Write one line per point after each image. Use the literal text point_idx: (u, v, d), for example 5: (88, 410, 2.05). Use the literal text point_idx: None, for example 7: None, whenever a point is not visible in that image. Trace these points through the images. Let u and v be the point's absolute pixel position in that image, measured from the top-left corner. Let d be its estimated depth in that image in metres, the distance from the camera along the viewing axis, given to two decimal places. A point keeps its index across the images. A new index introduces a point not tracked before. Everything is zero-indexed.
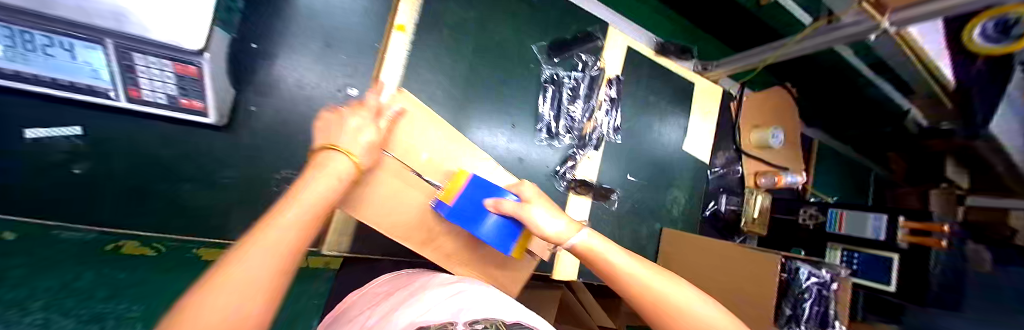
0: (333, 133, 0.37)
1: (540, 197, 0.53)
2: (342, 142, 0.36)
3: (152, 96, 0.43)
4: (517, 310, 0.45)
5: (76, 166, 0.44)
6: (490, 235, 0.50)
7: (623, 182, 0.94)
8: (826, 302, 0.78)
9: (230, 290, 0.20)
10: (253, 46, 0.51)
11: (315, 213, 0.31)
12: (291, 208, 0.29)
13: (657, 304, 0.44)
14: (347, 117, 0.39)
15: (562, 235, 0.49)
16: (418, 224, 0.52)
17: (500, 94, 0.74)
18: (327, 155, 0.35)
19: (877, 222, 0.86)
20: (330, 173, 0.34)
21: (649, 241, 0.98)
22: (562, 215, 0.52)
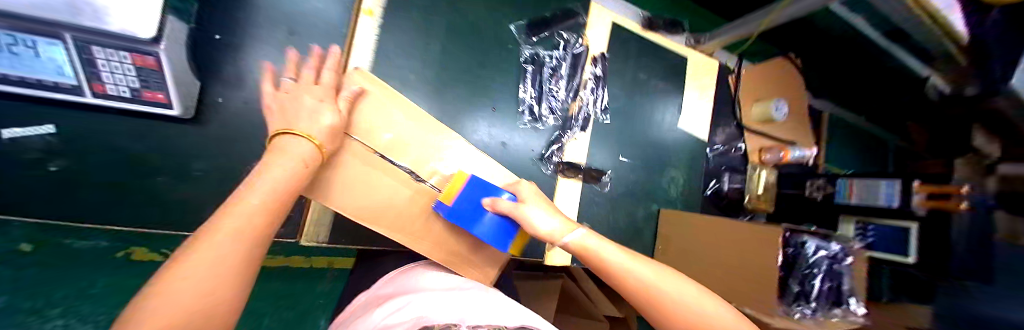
0: (291, 117, 0.36)
1: (538, 196, 0.49)
2: (299, 126, 0.35)
3: (116, 91, 0.44)
4: (523, 317, 0.40)
5: (51, 164, 0.44)
6: (488, 237, 0.47)
7: (615, 163, 0.90)
8: (838, 276, 0.73)
9: (199, 275, 0.21)
10: (217, 37, 0.52)
11: (280, 196, 0.30)
12: (252, 192, 0.28)
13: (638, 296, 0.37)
14: (302, 96, 0.38)
15: (556, 234, 0.43)
16: (387, 208, 0.49)
17: (477, 77, 0.73)
18: (284, 139, 0.34)
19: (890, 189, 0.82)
20: (291, 156, 0.33)
21: (647, 224, 0.95)
22: (558, 213, 0.46)
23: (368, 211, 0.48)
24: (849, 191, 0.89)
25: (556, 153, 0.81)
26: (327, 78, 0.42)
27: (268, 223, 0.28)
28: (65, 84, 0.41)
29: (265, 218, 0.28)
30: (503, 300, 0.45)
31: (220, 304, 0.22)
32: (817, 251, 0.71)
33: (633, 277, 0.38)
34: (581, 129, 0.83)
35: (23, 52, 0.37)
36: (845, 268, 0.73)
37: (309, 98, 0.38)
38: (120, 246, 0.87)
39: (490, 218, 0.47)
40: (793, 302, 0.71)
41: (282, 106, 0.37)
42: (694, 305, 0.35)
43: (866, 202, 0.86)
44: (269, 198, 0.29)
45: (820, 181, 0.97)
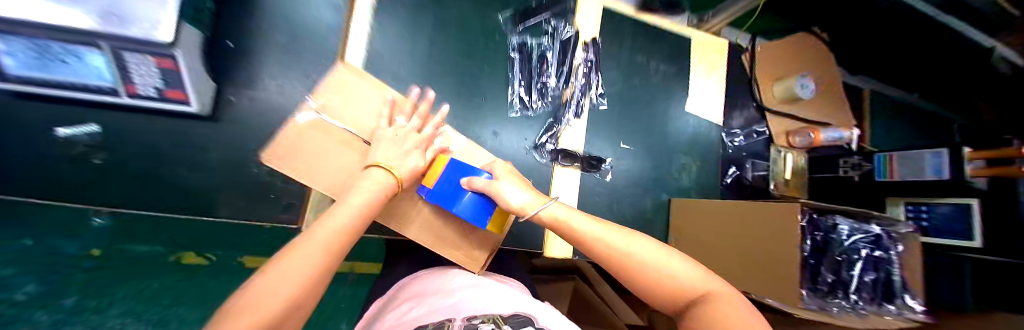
0: (388, 153, 0.41)
1: (511, 173, 0.49)
2: (385, 160, 0.40)
3: (145, 90, 0.51)
4: (524, 304, 0.41)
5: (95, 157, 0.52)
6: (467, 214, 0.46)
7: (617, 151, 0.87)
8: (881, 265, 0.63)
9: (281, 285, 0.23)
10: (230, 44, 0.59)
11: (362, 217, 0.34)
12: (343, 210, 0.33)
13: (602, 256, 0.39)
14: (404, 140, 0.43)
15: (528, 207, 0.43)
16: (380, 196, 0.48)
17: (466, 68, 0.75)
18: (373, 171, 0.39)
19: (937, 160, 0.73)
20: (374, 184, 0.37)
21: (656, 214, 0.89)
22: (531, 189, 0.46)
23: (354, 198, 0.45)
24: (889, 166, 0.83)
25: (550, 141, 0.79)
26: (427, 130, 0.46)
27: (345, 243, 0.31)
28: (104, 86, 0.49)
29: (343, 237, 0.31)
30: (509, 294, 0.46)
31: (292, 315, 0.25)
32: (852, 234, 0.62)
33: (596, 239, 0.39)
34: (576, 116, 0.81)
35: (74, 60, 0.44)
36: (891, 257, 0.63)
37: (408, 144, 0.43)
38: (173, 252, 0.97)
39: (467, 197, 0.46)
40: (828, 295, 0.62)
41: (386, 140, 0.42)
42: (652, 259, 0.36)
43: (910, 176, 0.78)
44: (351, 219, 0.32)
45: (856, 158, 0.89)
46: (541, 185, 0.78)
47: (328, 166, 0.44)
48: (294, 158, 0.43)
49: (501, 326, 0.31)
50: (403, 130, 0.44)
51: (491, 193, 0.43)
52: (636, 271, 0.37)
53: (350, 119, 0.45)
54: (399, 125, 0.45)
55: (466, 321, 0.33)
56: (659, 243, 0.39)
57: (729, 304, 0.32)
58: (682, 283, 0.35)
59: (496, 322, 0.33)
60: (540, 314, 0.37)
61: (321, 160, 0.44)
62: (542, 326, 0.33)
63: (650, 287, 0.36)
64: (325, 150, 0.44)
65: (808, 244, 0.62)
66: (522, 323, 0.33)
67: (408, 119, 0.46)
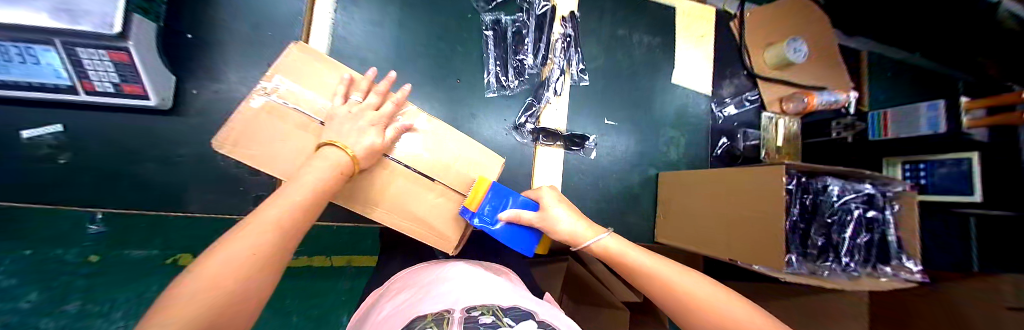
0: (343, 131, 0.40)
1: (559, 199, 0.46)
2: (342, 139, 0.38)
3: (102, 87, 0.49)
4: (514, 296, 0.43)
5: (59, 158, 0.52)
6: (508, 243, 0.46)
7: (601, 128, 0.84)
8: (875, 227, 0.61)
9: (229, 260, 0.22)
10: (189, 36, 0.59)
11: (316, 194, 0.33)
12: (291, 190, 0.31)
13: (655, 285, 0.37)
14: (359, 117, 0.41)
15: (578, 236, 0.43)
16: None
17: (436, 49, 0.73)
18: (326, 150, 0.37)
19: (933, 112, 0.74)
20: (327, 163, 0.36)
21: (644, 190, 0.88)
22: (582, 216, 0.45)
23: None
24: (884, 124, 0.84)
25: (530, 120, 0.77)
26: (386, 106, 0.44)
27: (299, 220, 0.30)
28: (60, 84, 0.47)
29: (297, 214, 0.30)
30: (504, 287, 0.47)
31: (254, 293, 0.24)
32: (843, 195, 0.60)
33: (649, 268, 0.38)
34: (556, 94, 0.78)
35: (27, 60, 0.43)
36: (886, 217, 0.61)
37: (363, 121, 0.41)
38: (169, 254, 0.95)
39: (507, 231, 0.45)
40: (818, 259, 0.59)
41: (340, 119, 0.41)
42: (712, 296, 0.34)
43: (904, 132, 0.79)
44: (303, 197, 0.31)
45: (850, 119, 0.89)
46: (522, 167, 0.77)
47: (287, 150, 0.42)
48: (249, 142, 0.41)
49: (501, 318, 0.32)
50: (359, 108, 0.42)
51: (544, 225, 0.43)
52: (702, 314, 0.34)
53: (307, 102, 0.44)
54: (355, 102, 0.43)
55: (466, 314, 0.34)
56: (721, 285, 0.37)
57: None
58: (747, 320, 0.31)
59: (496, 313, 0.35)
60: (536, 308, 0.40)
61: (279, 144, 0.42)
62: (539, 320, 0.35)
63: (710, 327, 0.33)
64: (281, 134, 0.42)
65: (795, 207, 0.60)
66: (520, 316, 0.35)
67: (365, 96, 0.44)
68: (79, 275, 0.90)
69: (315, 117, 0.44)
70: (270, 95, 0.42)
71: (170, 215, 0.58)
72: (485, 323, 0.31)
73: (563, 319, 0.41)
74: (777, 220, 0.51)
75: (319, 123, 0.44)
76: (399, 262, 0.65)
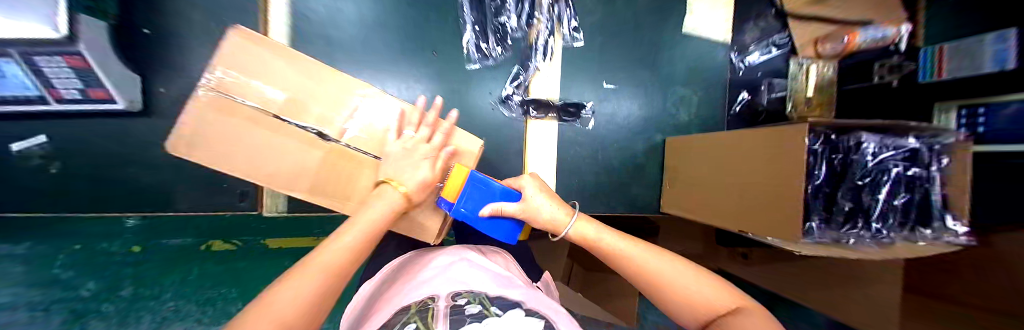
0: (398, 166, 0.40)
1: (540, 187, 0.42)
2: (398, 175, 0.39)
3: (70, 94, 0.49)
4: (502, 283, 0.41)
5: (54, 167, 0.55)
6: (493, 234, 0.42)
7: (600, 93, 0.76)
8: (917, 186, 0.52)
9: (288, 303, 0.22)
10: (146, 31, 0.56)
11: (370, 235, 0.33)
12: (348, 232, 0.32)
13: (624, 268, 0.35)
14: (414, 152, 0.40)
15: (557, 223, 0.39)
16: (301, 172, 0.41)
17: (406, 18, 0.65)
18: (383, 187, 0.39)
19: (1001, 44, 0.58)
20: (384, 204, 0.37)
21: (648, 158, 0.81)
22: (559, 201, 0.42)
23: (281, 179, 0.41)
24: (937, 63, 0.68)
25: (518, 92, 0.70)
26: (437, 138, 0.42)
27: (354, 263, 0.30)
28: (29, 95, 0.48)
29: (351, 256, 0.30)
30: (497, 274, 0.45)
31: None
32: (879, 153, 0.51)
33: (618, 252, 0.36)
34: (545, 58, 0.70)
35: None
36: (931, 174, 0.52)
37: (417, 154, 0.40)
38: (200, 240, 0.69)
39: (488, 224, 0.41)
40: (844, 226, 0.53)
41: (395, 155, 0.41)
42: (684, 281, 0.32)
43: (965, 70, 0.63)
44: (358, 238, 0.32)
45: (897, 59, 0.73)
46: (512, 142, 0.72)
47: (248, 152, 0.39)
48: (200, 145, 0.37)
49: (489, 308, 0.31)
50: (413, 142, 0.41)
51: (528, 216, 0.39)
52: (676, 291, 0.32)
53: (257, 94, 0.39)
54: (407, 137, 0.42)
55: (451, 303, 0.32)
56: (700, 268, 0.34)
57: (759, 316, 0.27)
58: (720, 301, 0.30)
59: (483, 302, 0.33)
60: (525, 298, 0.37)
61: (237, 146, 0.39)
62: (527, 308, 0.34)
63: (681, 306, 0.31)
64: (236, 134, 0.38)
65: (820, 171, 0.52)
66: (508, 305, 0.33)
67: (417, 130, 0.43)
68: (126, 264, 0.66)
69: (305, 125, 0.41)
70: (217, 92, 0.37)
71: (181, 215, 0.64)
72: (471, 315, 0.29)
73: (552, 308, 0.38)
74: (787, 188, 0.45)
75: (306, 130, 0.41)
76: (392, 248, 0.66)
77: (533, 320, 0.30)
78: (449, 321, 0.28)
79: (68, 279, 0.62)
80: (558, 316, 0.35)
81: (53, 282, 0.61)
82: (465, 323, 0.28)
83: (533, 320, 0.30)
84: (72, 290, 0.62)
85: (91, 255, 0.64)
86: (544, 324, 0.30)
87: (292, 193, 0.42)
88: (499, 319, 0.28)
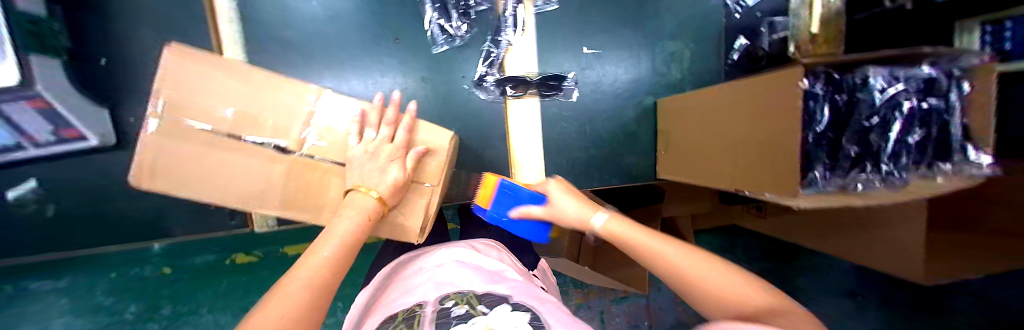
0: (365, 171, 0.39)
1: (563, 188, 0.40)
2: (366, 181, 0.39)
3: (45, 137, 0.51)
4: (492, 278, 0.40)
5: (49, 208, 0.57)
6: (526, 236, 0.42)
7: (581, 60, 0.71)
8: (933, 118, 0.47)
9: (264, 323, 0.23)
10: (103, 60, 0.54)
11: (348, 246, 0.33)
12: (324, 246, 0.32)
13: (657, 266, 0.31)
14: (378, 153, 0.40)
15: (584, 220, 0.37)
16: (269, 189, 0.41)
17: (359, 9, 0.62)
18: (354, 195, 0.38)
19: None
20: (354, 211, 0.36)
21: (640, 124, 0.77)
22: (584, 198, 0.39)
23: (252, 198, 0.41)
24: None
25: (491, 72, 0.66)
26: (399, 136, 0.42)
27: (332, 277, 0.31)
28: (9, 143, 0.50)
29: (328, 271, 0.30)
30: (489, 268, 0.44)
31: None
32: (890, 87, 0.45)
33: (654, 252, 0.32)
34: (517, 31, 0.65)
35: None
36: (950, 102, 0.46)
37: (383, 157, 0.40)
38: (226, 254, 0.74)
39: (519, 226, 0.41)
40: (850, 171, 0.48)
41: (358, 160, 0.40)
42: (721, 283, 0.28)
43: None
44: (335, 251, 0.32)
45: None
46: (494, 126, 0.70)
47: (213, 175, 0.39)
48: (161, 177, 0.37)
49: (474, 308, 0.30)
50: (374, 144, 0.40)
51: (555, 218, 0.39)
52: (690, 279, 0.29)
53: (205, 114, 0.37)
54: (369, 139, 0.41)
55: (438, 306, 0.32)
56: (744, 272, 0.29)
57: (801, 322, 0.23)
58: (734, 290, 0.27)
59: (470, 302, 0.32)
60: (515, 291, 0.36)
61: (201, 171, 0.38)
62: (515, 302, 0.33)
63: (700, 299, 0.29)
64: (193, 159, 0.37)
65: (819, 117, 0.47)
66: (496, 301, 0.33)
67: (379, 130, 0.42)
68: (162, 284, 0.71)
69: (261, 139, 0.40)
70: (164, 115, 0.35)
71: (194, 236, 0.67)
72: (458, 316, 0.29)
73: (542, 296, 0.38)
74: (784, 143, 0.41)
75: (265, 147, 0.40)
76: (390, 248, 0.67)
77: (520, 315, 0.30)
78: (433, 326, 0.28)
79: (111, 305, 0.68)
80: (547, 306, 0.34)
81: (98, 309, 0.67)
82: (450, 326, 0.28)
83: (520, 314, 0.30)
84: (117, 314, 0.67)
85: (129, 280, 0.69)
86: (531, 317, 0.30)
87: (264, 210, 0.42)
88: (484, 319, 0.28)
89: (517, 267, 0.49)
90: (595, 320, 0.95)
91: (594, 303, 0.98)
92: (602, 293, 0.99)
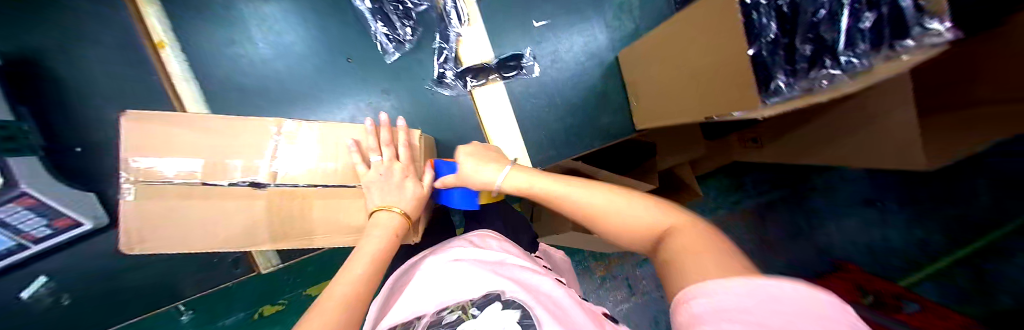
0: (383, 194, 0.43)
1: (472, 152, 0.43)
2: (388, 201, 0.43)
3: (40, 232, 0.52)
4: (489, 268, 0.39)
5: (62, 299, 0.60)
6: (461, 204, 0.49)
7: (533, 35, 0.71)
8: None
9: None
10: (78, 148, 0.56)
11: (377, 262, 0.37)
12: (356, 265, 0.36)
13: (579, 215, 0.33)
14: (390, 174, 0.43)
15: (486, 179, 0.39)
16: (255, 227, 0.43)
17: (304, 38, 0.63)
18: (380, 215, 0.42)
19: None
20: (382, 229, 0.41)
21: (608, 83, 0.77)
22: (495, 159, 0.41)
23: (241, 239, 0.43)
24: None
25: (448, 67, 0.67)
26: (403, 153, 0.45)
27: (365, 290, 0.34)
28: (10, 246, 0.51)
29: (360, 288, 0.34)
30: (487, 262, 0.42)
31: None
32: None
33: (571, 201, 0.33)
34: (464, 21, 0.66)
35: None
36: None
37: (396, 176, 0.44)
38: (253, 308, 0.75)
39: (459, 195, 0.48)
40: (813, 69, 0.45)
41: (374, 182, 0.43)
42: (632, 216, 0.29)
43: None
44: (366, 267, 0.36)
45: None
46: (466, 119, 0.70)
47: (194, 225, 0.41)
48: (148, 238, 0.40)
49: (466, 312, 0.32)
50: (383, 166, 0.43)
51: (462, 182, 0.43)
52: (602, 219, 0.31)
53: (172, 167, 0.38)
54: (376, 163, 0.43)
55: (436, 315, 0.33)
56: (668, 206, 0.30)
57: (710, 242, 0.23)
58: (648, 220, 0.28)
59: (465, 307, 0.33)
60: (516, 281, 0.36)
61: (181, 224, 0.41)
62: (508, 297, 0.32)
63: (620, 235, 0.30)
64: (186, 209, 0.40)
65: (772, 26, 0.48)
66: (489, 298, 0.33)
67: (381, 152, 0.44)
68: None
69: (235, 181, 0.41)
70: (143, 181, 0.38)
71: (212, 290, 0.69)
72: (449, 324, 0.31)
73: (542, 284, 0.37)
74: (733, 62, 0.41)
75: (239, 186, 0.41)
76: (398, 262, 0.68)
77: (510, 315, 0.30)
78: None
79: None
80: (547, 301, 0.32)
81: None
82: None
83: (510, 312, 0.30)
84: None
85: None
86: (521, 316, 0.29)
87: (259, 247, 0.44)
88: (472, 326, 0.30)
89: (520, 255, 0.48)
90: (623, 287, 0.95)
91: (618, 272, 0.97)
92: (624, 259, 0.97)
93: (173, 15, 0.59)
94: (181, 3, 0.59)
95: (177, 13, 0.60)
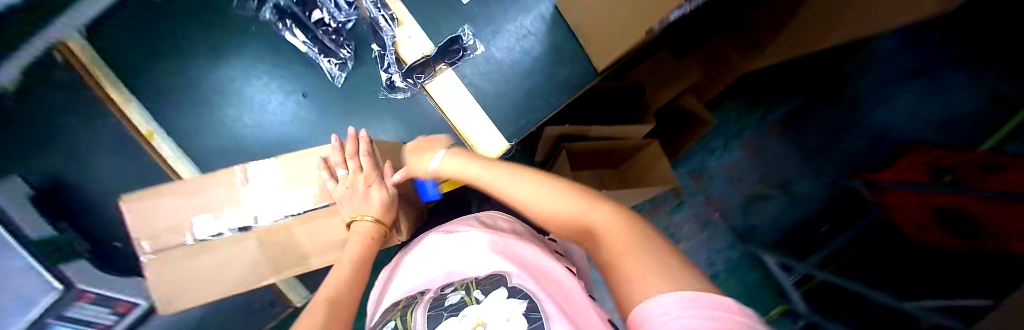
0: (355, 205, 0.46)
1: (415, 145, 0.47)
2: (363, 211, 0.46)
3: (109, 318, 0.61)
4: (507, 251, 0.35)
5: None
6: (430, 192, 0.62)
7: (465, 14, 0.71)
8: None
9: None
10: (116, 242, 0.65)
11: (359, 265, 0.39)
12: (338, 269, 0.39)
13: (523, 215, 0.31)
14: (357, 186, 0.46)
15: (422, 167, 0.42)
16: (255, 267, 0.47)
17: (262, 89, 0.69)
18: (356, 225, 0.45)
19: None
20: (360, 236, 0.44)
21: (559, 37, 0.74)
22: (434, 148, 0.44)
23: (246, 280, 0.48)
24: None
25: (393, 71, 0.69)
26: (365, 162, 0.46)
27: (351, 290, 0.35)
28: None
29: (344, 288, 0.34)
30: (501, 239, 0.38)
31: None
32: None
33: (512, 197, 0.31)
34: (393, 22, 0.64)
35: None
36: None
37: (361, 186, 0.46)
38: None
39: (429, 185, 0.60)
40: None
41: (344, 197, 0.46)
42: (568, 212, 0.27)
43: None
44: (345, 270, 0.38)
45: None
46: (429, 118, 0.74)
47: (203, 277, 0.46)
48: (175, 300, 0.46)
49: (469, 295, 0.28)
50: (348, 180, 0.46)
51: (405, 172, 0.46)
52: (531, 208, 0.30)
53: (167, 231, 0.44)
54: (342, 177, 0.46)
55: (438, 292, 0.31)
56: (609, 203, 0.27)
57: (645, 248, 0.20)
58: (585, 216, 0.26)
59: (469, 287, 0.30)
60: (524, 264, 0.33)
61: (195, 279, 0.46)
62: (514, 284, 0.28)
63: (559, 225, 0.29)
64: (191, 266, 0.45)
65: None
66: (496, 282, 0.29)
67: (346, 165, 0.46)
68: None
69: (226, 230, 0.45)
70: (153, 251, 0.44)
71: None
72: (450, 306, 0.28)
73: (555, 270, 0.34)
74: None
75: (229, 234, 0.45)
76: None
77: (513, 306, 0.25)
78: (425, 319, 0.27)
79: None
80: (558, 291, 0.28)
81: None
82: (442, 319, 0.26)
83: (516, 301, 0.25)
84: None
85: None
86: (526, 307, 0.24)
87: (264, 282, 0.48)
88: (475, 311, 0.26)
89: (525, 234, 0.45)
90: None
91: None
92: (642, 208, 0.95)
93: (150, 104, 0.66)
94: (155, 92, 0.66)
95: (153, 101, 0.66)
